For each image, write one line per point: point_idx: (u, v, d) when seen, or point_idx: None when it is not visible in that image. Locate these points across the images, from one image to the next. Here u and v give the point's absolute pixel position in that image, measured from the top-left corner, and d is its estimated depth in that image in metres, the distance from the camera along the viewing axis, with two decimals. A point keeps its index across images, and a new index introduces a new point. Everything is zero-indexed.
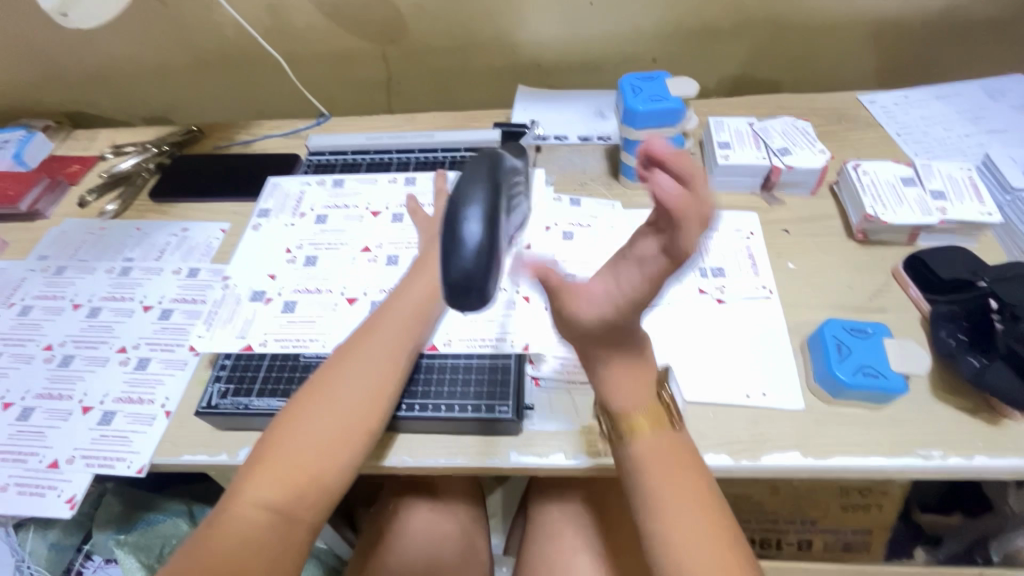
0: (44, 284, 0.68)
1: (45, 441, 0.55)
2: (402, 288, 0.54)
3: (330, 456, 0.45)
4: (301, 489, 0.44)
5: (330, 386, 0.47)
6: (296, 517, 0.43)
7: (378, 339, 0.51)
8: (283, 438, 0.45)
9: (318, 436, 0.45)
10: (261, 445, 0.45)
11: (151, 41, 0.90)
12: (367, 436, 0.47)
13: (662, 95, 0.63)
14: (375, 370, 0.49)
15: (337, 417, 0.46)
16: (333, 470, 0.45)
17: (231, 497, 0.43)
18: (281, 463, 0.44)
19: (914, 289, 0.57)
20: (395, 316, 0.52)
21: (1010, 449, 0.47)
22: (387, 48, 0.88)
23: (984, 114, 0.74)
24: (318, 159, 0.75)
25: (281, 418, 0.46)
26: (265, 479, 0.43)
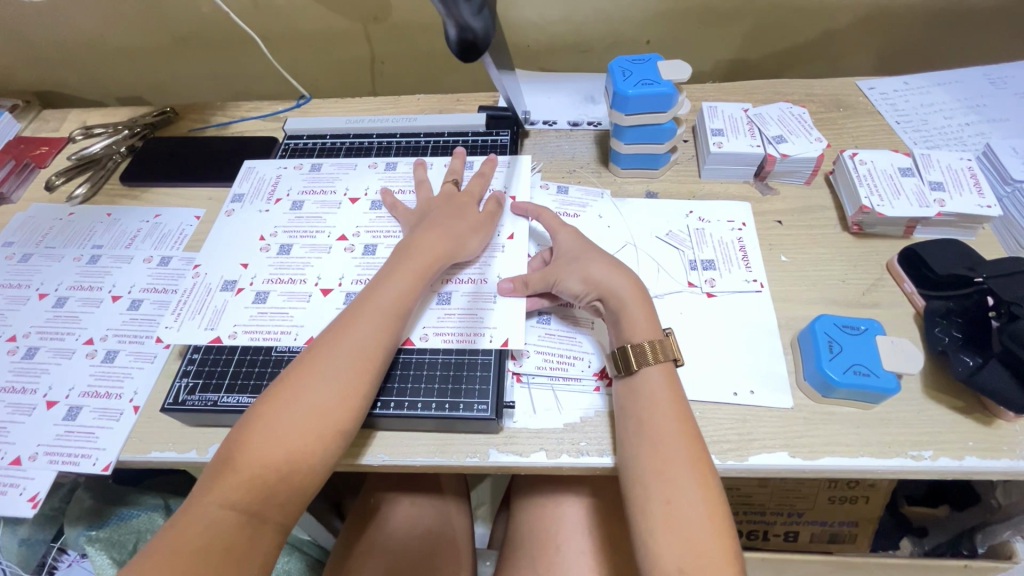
0: (8, 272, 0.66)
1: (7, 436, 0.53)
2: (381, 282, 0.52)
3: (300, 457, 0.43)
4: (270, 491, 0.42)
5: (302, 384, 0.45)
6: (266, 518, 0.42)
7: (353, 333, 0.48)
8: (252, 438, 0.43)
9: (288, 435, 0.43)
10: (227, 445, 0.44)
11: (122, 18, 0.86)
12: (341, 436, 0.45)
13: (653, 79, 0.60)
14: (350, 368, 0.46)
15: (308, 416, 0.44)
16: (304, 470, 0.43)
17: (197, 501, 0.41)
18: (249, 464, 0.42)
19: (908, 283, 0.56)
20: (373, 309, 0.50)
21: (1002, 450, 0.46)
22: (370, 27, 0.84)
23: (986, 102, 0.72)
24: (296, 143, 0.72)
25: (249, 418, 0.44)
26: (232, 480, 0.41)
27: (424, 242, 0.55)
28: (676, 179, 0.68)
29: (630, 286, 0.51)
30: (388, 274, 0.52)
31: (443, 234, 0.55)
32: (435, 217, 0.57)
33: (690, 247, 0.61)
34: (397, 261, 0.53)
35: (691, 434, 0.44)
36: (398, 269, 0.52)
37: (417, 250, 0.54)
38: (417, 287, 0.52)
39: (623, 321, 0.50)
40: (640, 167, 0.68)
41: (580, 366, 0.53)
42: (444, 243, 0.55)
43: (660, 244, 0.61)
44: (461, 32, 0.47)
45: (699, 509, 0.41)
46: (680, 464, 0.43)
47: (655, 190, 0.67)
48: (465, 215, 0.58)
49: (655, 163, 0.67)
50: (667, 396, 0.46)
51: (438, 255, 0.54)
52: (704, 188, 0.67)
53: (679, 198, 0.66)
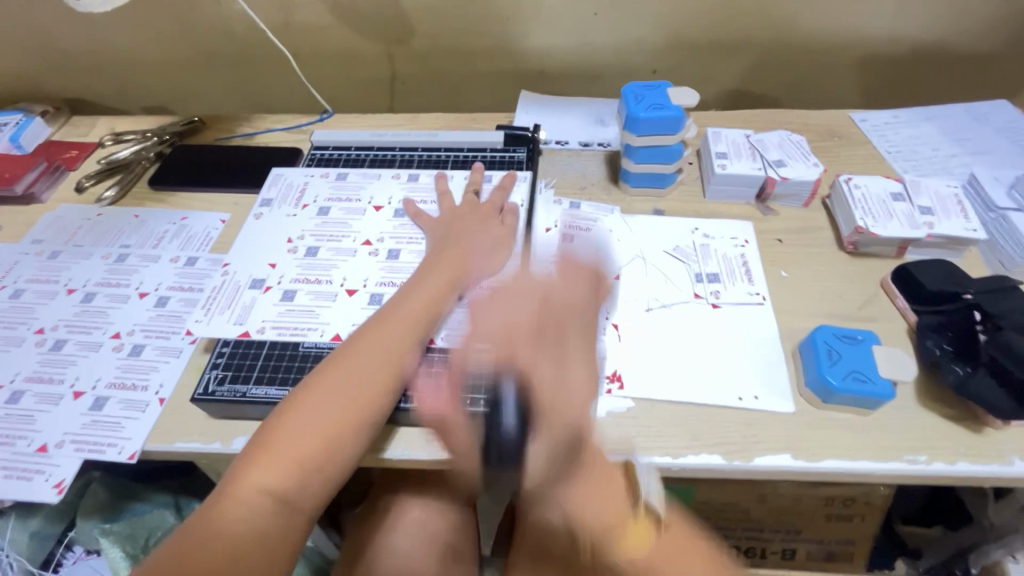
0: (37, 268, 0.68)
1: (34, 424, 0.54)
2: (411, 289, 0.55)
3: (331, 446, 0.45)
4: (302, 477, 0.44)
5: (333, 378, 0.48)
6: (295, 505, 0.43)
7: (383, 333, 0.51)
8: (286, 426, 0.45)
9: (320, 425, 0.45)
10: (261, 432, 0.46)
11: (156, 31, 0.90)
12: (369, 427, 0.47)
13: (663, 104, 0.65)
14: (379, 363, 0.49)
15: (339, 407, 0.46)
16: (334, 460, 0.45)
17: (232, 486, 0.43)
18: (283, 452, 0.44)
19: (901, 299, 0.59)
20: (403, 313, 0.53)
21: (991, 456, 0.49)
22: (393, 49, 0.89)
23: (970, 136, 0.77)
24: (322, 154, 0.76)
25: (281, 408, 0.46)
26: (263, 467, 0.43)
27: (450, 254, 0.58)
28: (682, 199, 0.72)
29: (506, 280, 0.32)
30: (416, 281, 0.56)
31: (468, 248, 0.59)
32: (462, 232, 0.61)
33: (696, 262, 0.64)
34: (427, 270, 0.57)
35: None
36: (425, 278, 0.56)
37: (443, 263, 0.57)
38: (442, 294, 0.55)
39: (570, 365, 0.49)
40: (648, 186, 0.72)
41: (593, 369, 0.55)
42: (470, 256, 0.59)
43: (667, 258, 0.65)
44: None
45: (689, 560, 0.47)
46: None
47: (663, 208, 0.71)
48: (488, 231, 0.62)
49: (662, 182, 0.71)
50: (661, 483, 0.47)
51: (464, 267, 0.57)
52: (708, 207, 0.71)
53: (685, 216, 0.70)
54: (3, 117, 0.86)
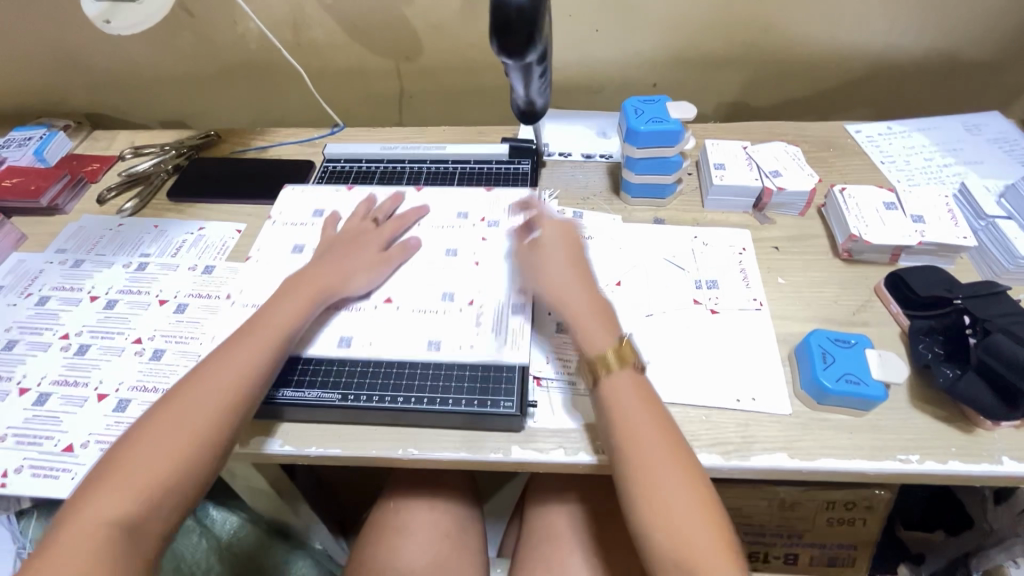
0: (62, 276, 0.71)
1: (60, 425, 0.57)
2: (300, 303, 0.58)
3: (170, 472, 0.45)
4: (147, 505, 0.44)
5: (182, 401, 0.48)
6: (144, 530, 0.43)
7: (233, 357, 0.51)
8: (131, 453, 0.45)
9: (160, 448, 0.45)
10: (108, 460, 0.46)
11: (173, 50, 0.94)
12: (207, 451, 0.47)
13: (662, 117, 0.68)
14: (218, 382, 0.50)
15: (182, 431, 0.46)
16: (176, 484, 0.45)
17: (71, 518, 0.43)
18: (124, 463, 0.45)
19: (894, 305, 0.61)
20: (256, 335, 0.53)
21: (982, 456, 0.50)
22: (402, 64, 0.92)
23: (963, 147, 0.79)
24: (334, 166, 0.79)
25: (132, 434, 0.46)
26: (116, 472, 0.44)
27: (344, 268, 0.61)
28: (682, 208, 0.74)
29: (585, 301, 0.56)
30: (299, 295, 0.58)
31: (330, 271, 0.61)
32: (329, 257, 0.62)
33: (695, 269, 0.66)
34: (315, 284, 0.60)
35: (668, 430, 0.49)
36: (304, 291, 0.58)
37: (300, 286, 0.59)
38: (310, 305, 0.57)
39: (585, 323, 0.54)
40: (649, 196, 0.74)
41: None
42: (326, 278, 0.60)
43: (667, 265, 0.67)
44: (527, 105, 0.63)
45: (681, 491, 0.45)
46: (664, 462, 0.46)
47: (663, 217, 0.73)
48: (360, 253, 0.64)
49: (662, 193, 0.74)
50: (638, 400, 0.50)
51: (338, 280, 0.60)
52: (707, 216, 0.73)
53: (684, 225, 0.72)
54: (28, 131, 0.89)
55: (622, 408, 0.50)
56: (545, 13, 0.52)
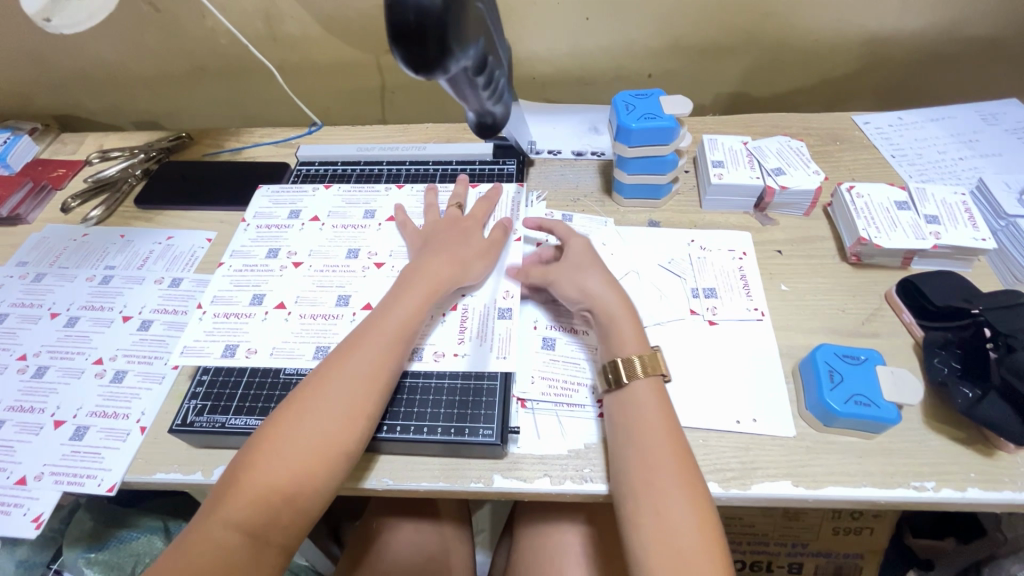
0: (22, 292, 0.67)
1: (14, 456, 0.53)
2: (390, 304, 0.53)
3: (299, 481, 0.43)
4: (273, 515, 0.42)
5: (310, 404, 0.46)
6: (266, 539, 0.41)
7: (362, 353, 0.49)
8: (257, 457, 0.43)
9: (290, 455, 0.43)
10: (234, 464, 0.44)
11: (141, 47, 0.88)
12: (341, 458, 0.44)
13: (656, 114, 0.63)
14: (347, 397, 0.46)
15: (315, 438, 0.44)
16: (308, 492, 0.43)
17: (200, 524, 0.41)
18: (254, 485, 0.42)
19: (907, 314, 0.56)
20: (380, 329, 0.51)
21: (1004, 482, 0.46)
22: (382, 58, 0.87)
23: (978, 138, 0.74)
24: (308, 169, 0.74)
25: (256, 437, 0.44)
26: (235, 499, 0.41)
27: (434, 263, 0.56)
28: (678, 209, 0.70)
29: (618, 311, 0.53)
30: (396, 295, 0.54)
31: (447, 260, 0.57)
32: (443, 243, 0.59)
33: (691, 276, 0.62)
34: (408, 282, 0.55)
35: (678, 444, 0.45)
36: (406, 293, 0.54)
37: (427, 274, 0.55)
38: (425, 305, 0.53)
39: (616, 328, 0.52)
40: (643, 197, 0.70)
41: (584, 393, 0.53)
42: (451, 269, 0.56)
43: (662, 272, 0.63)
44: (480, 116, 0.61)
45: (688, 519, 0.41)
46: (670, 477, 0.43)
47: (658, 219, 0.69)
48: (471, 241, 0.60)
49: (657, 193, 0.69)
50: (656, 412, 0.47)
51: (444, 280, 0.55)
52: (705, 217, 0.68)
53: (681, 228, 0.67)
54: None
55: (626, 419, 0.47)
56: (459, 16, 0.45)
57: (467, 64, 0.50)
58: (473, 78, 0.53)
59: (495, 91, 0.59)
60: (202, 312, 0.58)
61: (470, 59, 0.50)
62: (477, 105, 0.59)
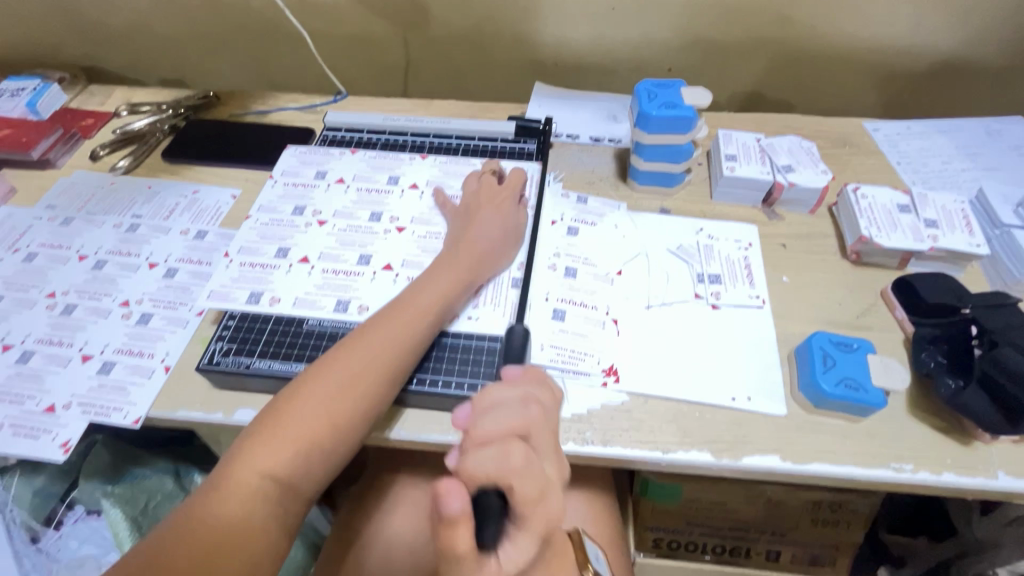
0: (50, 233, 0.69)
1: (43, 385, 0.56)
2: (426, 283, 0.55)
3: (331, 434, 0.46)
4: (304, 462, 0.44)
5: (345, 366, 0.48)
6: (295, 490, 0.44)
7: (397, 327, 0.51)
8: (289, 412, 0.45)
9: (323, 408, 0.46)
10: (265, 414, 0.46)
11: (174, 4, 0.90)
12: (368, 421, 0.48)
13: (676, 103, 0.65)
14: (381, 364, 0.49)
15: (347, 399, 0.47)
16: (336, 449, 0.46)
17: (233, 465, 0.43)
18: (288, 436, 0.44)
19: (899, 310, 0.59)
20: (415, 305, 0.53)
21: (977, 469, 0.50)
22: (409, 33, 0.89)
23: (981, 151, 0.77)
24: (333, 135, 0.77)
25: (289, 389, 0.47)
26: (268, 448, 0.43)
27: (468, 249, 0.59)
28: (689, 199, 0.72)
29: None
30: (432, 276, 0.56)
31: (482, 247, 0.59)
32: (476, 226, 0.61)
33: (699, 262, 0.65)
34: (442, 266, 0.57)
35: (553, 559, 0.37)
36: (442, 273, 0.56)
37: (461, 254, 0.58)
38: (459, 288, 0.56)
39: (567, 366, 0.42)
40: (656, 184, 0.72)
41: (589, 362, 0.56)
42: (486, 250, 0.59)
43: (670, 257, 0.65)
44: None
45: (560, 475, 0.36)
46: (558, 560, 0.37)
47: (669, 207, 0.71)
48: (505, 227, 0.62)
49: (670, 182, 0.72)
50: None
51: (477, 267, 0.58)
52: (714, 208, 0.71)
53: (690, 216, 0.70)
54: (21, 82, 0.87)
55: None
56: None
57: None
58: None
59: None
60: (229, 259, 0.61)
61: None
62: None
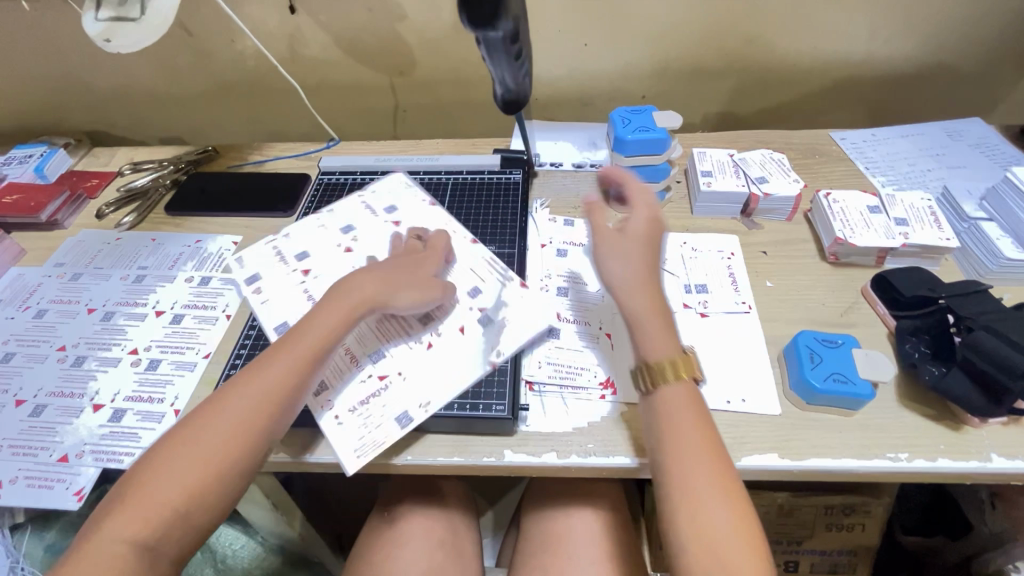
0: (60, 289, 0.71)
1: (56, 436, 0.57)
2: (307, 321, 0.51)
3: (192, 499, 0.42)
4: (164, 530, 0.41)
5: (215, 419, 0.45)
6: (158, 555, 0.41)
7: (272, 374, 0.47)
8: (156, 475, 0.42)
9: (185, 473, 0.42)
10: (132, 477, 0.43)
11: (173, 68, 0.96)
12: (237, 475, 0.44)
13: (649, 127, 0.69)
14: (250, 413, 0.45)
15: (211, 456, 0.43)
16: (199, 509, 0.43)
17: (90, 540, 0.40)
18: (151, 502, 0.41)
19: (880, 305, 0.62)
20: (296, 344, 0.49)
21: (971, 452, 0.51)
22: (396, 80, 0.95)
23: (945, 152, 0.81)
24: (329, 179, 0.81)
25: (160, 449, 0.44)
26: (128, 514, 0.41)
27: (358, 278, 0.54)
28: (671, 215, 0.75)
29: (647, 303, 0.51)
30: (315, 311, 0.52)
31: (376, 274, 0.55)
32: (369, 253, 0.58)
33: (684, 273, 0.67)
34: (327, 300, 0.53)
35: (726, 476, 0.43)
36: (325, 307, 0.52)
37: (349, 288, 0.53)
38: (346, 321, 0.52)
39: (641, 332, 0.50)
40: None
41: (586, 376, 0.58)
42: (381, 280, 0.55)
43: (657, 271, 0.68)
44: (506, 92, 0.62)
45: (706, 475, 0.43)
46: (700, 463, 0.44)
47: None
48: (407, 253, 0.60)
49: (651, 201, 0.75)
50: (688, 413, 0.46)
51: (369, 297, 0.53)
52: (696, 222, 0.74)
53: (674, 231, 0.73)
54: (28, 149, 0.91)
55: (617, 278, 0.52)
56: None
57: (504, 36, 0.55)
58: (511, 52, 0.58)
59: (524, 71, 0.62)
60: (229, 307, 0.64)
61: (507, 34, 0.55)
62: (516, 92, 0.63)
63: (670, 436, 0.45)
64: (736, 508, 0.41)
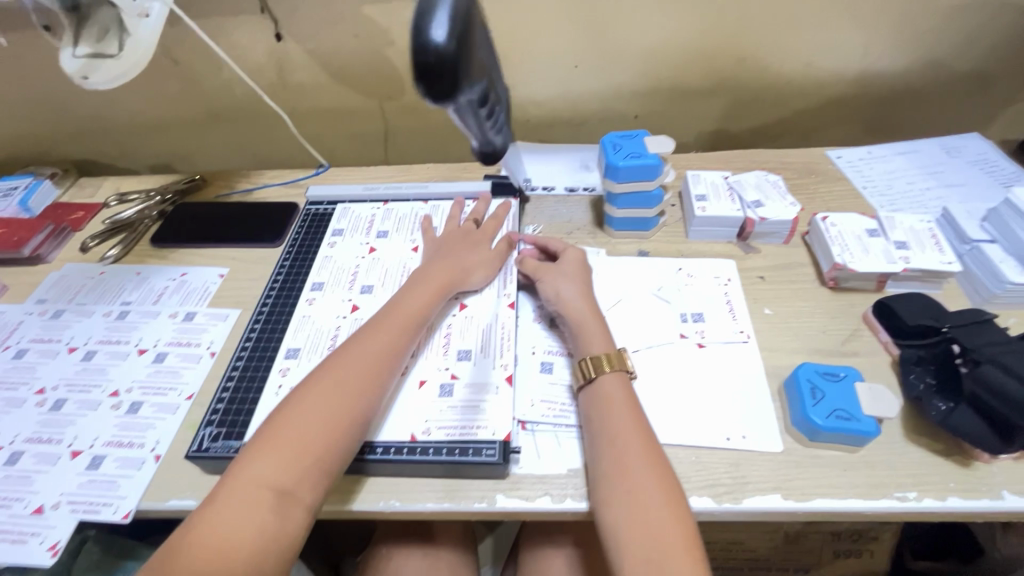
0: (41, 328, 0.70)
1: (32, 485, 0.55)
2: (405, 295, 0.61)
3: (329, 437, 0.47)
4: (305, 470, 0.45)
5: (338, 374, 0.51)
6: (298, 497, 0.44)
7: (380, 336, 0.55)
8: (288, 422, 0.47)
9: (316, 419, 0.48)
10: (264, 429, 0.48)
11: (161, 97, 0.95)
12: (362, 423, 0.49)
13: (641, 152, 0.68)
14: (364, 366, 0.52)
15: (335, 406, 0.49)
16: (336, 447, 0.47)
17: (222, 493, 0.43)
18: (287, 446, 0.46)
19: (883, 333, 0.60)
20: (396, 314, 0.58)
21: (982, 490, 0.49)
22: (385, 104, 0.94)
23: (943, 169, 0.80)
24: (316, 209, 0.81)
25: (284, 406, 0.49)
26: (268, 460, 0.45)
27: (439, 266, 0.65)
28: (666, 240, 0.74)
29: (587, 309, 0.60)
30: (410, 290, 0.61)
31: (456, 261, 0.66)
32: (450, 251, 0.67)
33: (680, 301, 0.66)
34: (420, 280, 0.63)
35: (665, 474, 0.47)
36: (416, 288, 0.62)
37: (434, 271, 0.64)
38: (436, 297, 0.61)
39: (584, 330, 0.58)
40: (632, 229, 0.74)
41: None
42: (458, 268, 0.65)
43: (652, 299, 0.66)
44: (481, 148, 0.58)
45: (655, 493, 0.45)
46: (639, 459, 0.48)
47: (647, 249, 0.73)
48: (476, 249, 0.68)
49: (645, 226, 0.73)
50: (623, 399, 0.52)
51: (449, 280, 0.63)
52: (691, 247, 0.73)
53: (669, 257, 0.71)
54: (13, 182, 0.90)
55: (563, 295, 0.62)
56: (469, 54, 0.45)
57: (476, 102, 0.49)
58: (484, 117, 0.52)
59: (498, 125, 0.58)
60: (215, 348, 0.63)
61: (478, 100, 0.49)
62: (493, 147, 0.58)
63: (613, 437, 0.49)
64: (674, 502, 0.45)
